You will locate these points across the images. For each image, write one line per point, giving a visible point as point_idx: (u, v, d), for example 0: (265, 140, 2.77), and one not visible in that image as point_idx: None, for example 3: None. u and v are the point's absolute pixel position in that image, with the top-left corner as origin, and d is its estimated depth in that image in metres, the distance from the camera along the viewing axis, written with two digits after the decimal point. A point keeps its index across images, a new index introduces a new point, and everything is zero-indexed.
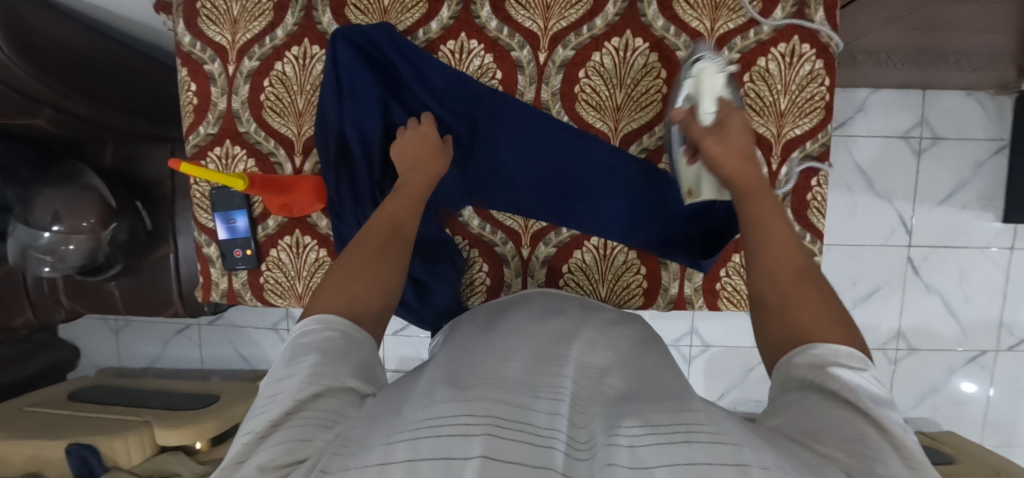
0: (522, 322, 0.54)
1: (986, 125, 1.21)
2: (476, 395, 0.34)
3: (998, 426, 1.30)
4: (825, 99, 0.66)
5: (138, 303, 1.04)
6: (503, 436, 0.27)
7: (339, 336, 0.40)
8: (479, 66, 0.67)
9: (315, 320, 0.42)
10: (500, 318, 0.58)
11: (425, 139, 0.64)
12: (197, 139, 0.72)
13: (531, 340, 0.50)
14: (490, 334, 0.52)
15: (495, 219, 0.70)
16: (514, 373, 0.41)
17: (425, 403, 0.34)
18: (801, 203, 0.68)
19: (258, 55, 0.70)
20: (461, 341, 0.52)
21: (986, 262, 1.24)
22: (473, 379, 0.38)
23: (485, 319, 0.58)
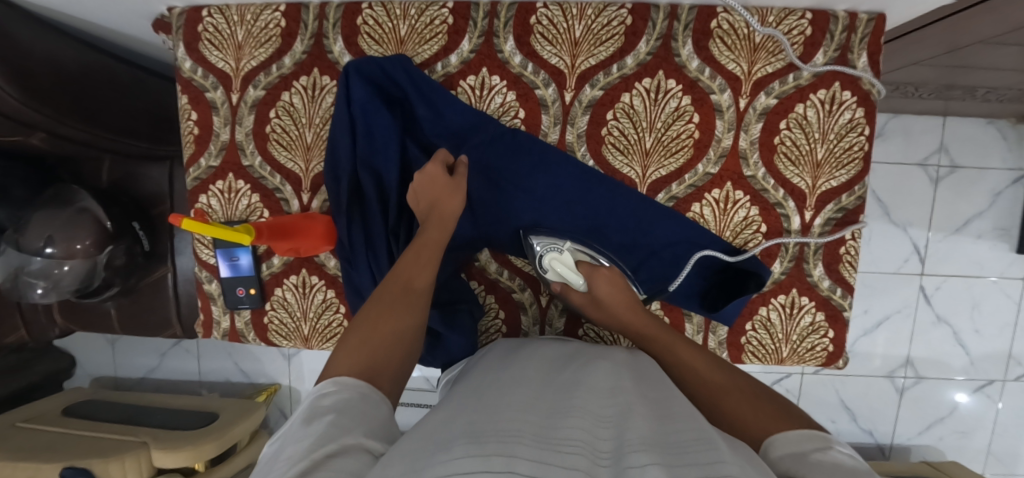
0: (535, 363, 0.50)
1: (1005, 154, 1.19)
2: (491, 443, 0.30)
3: (1000, 455, 1.30)
4: (864, 150, 0.63)
5: (133, 324, 1.00)
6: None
7: (352, 398, 0.40)
8: (501, 103, 0.63)
9: (332, 381, 0.42)
10: (515, 356, 0.53)
11: (437, 179, 0.60)
12: (197, 171, 0.68)
13: (550, 380, 0.45)
14: (505, 373, 0.47)
15: (513, 265, 0.67)
16: (527, 413, 0.36)
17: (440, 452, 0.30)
18: (834, 255, 0.65)
19: (264, 84, 0.65)
20: (473, 383, 0.47)
21: (998, 293, 1.23)
22: (488, 423, 0.34)
23: (499, 358, 0.53)
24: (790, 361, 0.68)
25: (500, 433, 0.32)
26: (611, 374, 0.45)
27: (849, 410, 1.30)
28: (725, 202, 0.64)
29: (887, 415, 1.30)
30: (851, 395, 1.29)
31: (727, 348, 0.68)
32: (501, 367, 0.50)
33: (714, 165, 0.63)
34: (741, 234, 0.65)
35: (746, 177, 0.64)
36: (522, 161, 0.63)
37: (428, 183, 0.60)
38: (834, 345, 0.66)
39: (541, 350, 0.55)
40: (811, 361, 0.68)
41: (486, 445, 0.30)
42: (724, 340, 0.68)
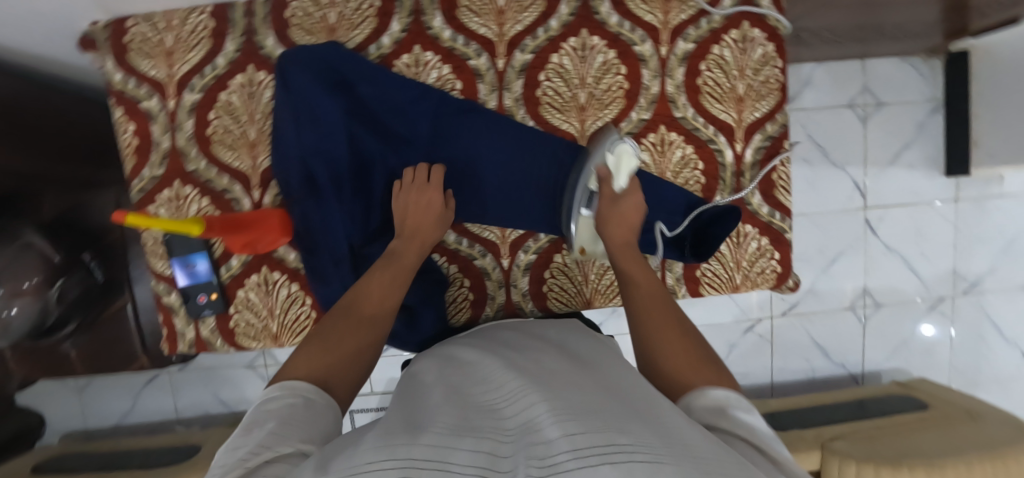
0: (490, 357, 0.51)
1: (922, 87, 1.28)
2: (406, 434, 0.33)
3: (962, 367, 1.39)
4: (779, 81, 0.68)
5: (98, 362, 0.97)
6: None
7: (298, 403, 0.40)
8: (438, 78, 0.65)
9: (282, 386, 0.42)
10: (446, 357, 0.56)
11: (428, 205, 0.62)
12: (142, 183, 0.67)
13: (472, 372, 0.49)
14: (434, 374, 0.51)
15: (472, 232, 0.68)
16: (453, 404, 0.40)
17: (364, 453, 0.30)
18: (768, 183, 0.69)
19: (200, 87, 0.66)
20: (403, 389, 0.51)
21: (936, 216, 1.32)
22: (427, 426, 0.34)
23: (432, 358, 0.57)
24: (745, 287, 0.71)
25: (425, 424, 0.35)
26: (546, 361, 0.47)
27: (820, 346, 1.36)
28: (666, 143, 0.68)
29: (855, 345, 1.37)
30: (820, 331, 1.35)
31: (685, 283, 0.71)
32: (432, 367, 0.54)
33: (647, 111, 0.67)
34: (681, 173, 0.69)
35: (678, 119, 0.68)
36: (469, 129, 0.66)
37: (413, 210, 0.61)
38: (781, 266, 0.71)
39: (466, 344, 0.59)
40: (764, 284, 0.72)
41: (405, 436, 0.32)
42: (681, 275, 0.71)
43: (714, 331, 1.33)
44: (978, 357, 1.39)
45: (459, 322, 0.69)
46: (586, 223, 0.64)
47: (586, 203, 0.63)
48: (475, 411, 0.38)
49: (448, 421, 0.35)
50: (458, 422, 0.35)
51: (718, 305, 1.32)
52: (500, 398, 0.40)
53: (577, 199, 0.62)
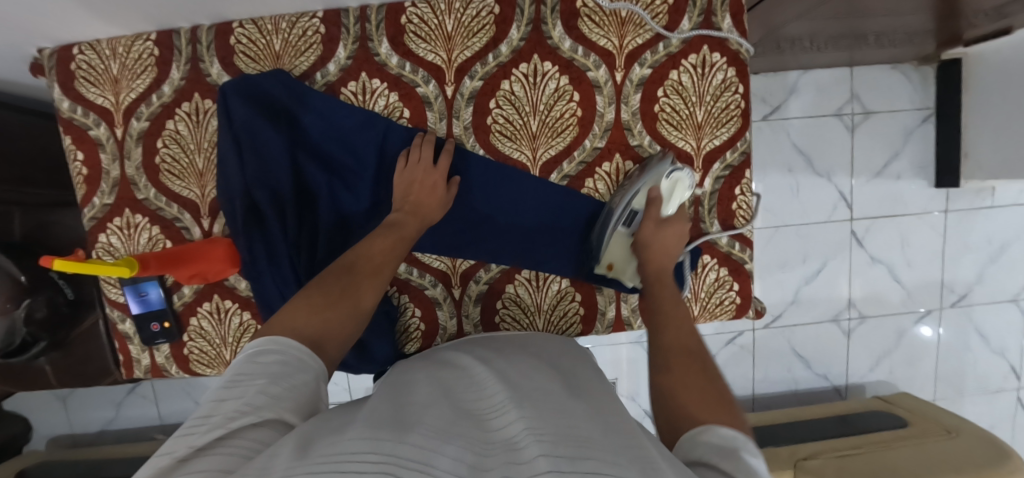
0: (478, 364, 0.50)
1: (912, 95, 1.24)
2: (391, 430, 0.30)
3: (947, 379, 1.37)
4: (740, 107, 0.65)
5: (71, 375, 0.98)
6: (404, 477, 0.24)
7: (287, 364, 0.37)
8: (385, 105, 0.64)
9: (274, 343, 0.39)
10: (437, 361, 0.53)
11: (431, 188, 0.60)
12: (92, 211, 0.67)
13: (461, 378, 0.47)
14: (422, 376, 0.48)
15: (422, 262, 0.67)
16: (439, 406, 0.37)
17: (344, 437, 0.28)
18: (727, 213, 0.67)
19: (147, 115, 0.65)
20: (387, 387, 0.48)
21: (924, 227, 1.29)
22: (409, 420, 0.33)
23: (417, 365, 0.54)
24: (703, 318, 0.70)
25: (408, 422, 0.32)
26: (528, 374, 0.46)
27: (802, 358, 1.35)
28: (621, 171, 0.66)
29: (838, 357, 1.35)
30: (803, 343, 1.34)
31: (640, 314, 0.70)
32: (421, 370, 0.51)
33: (601, 139, 0.65)
34: None
35: (633, 147, 0.66)
36: None
37: (417, 189, 0.60)
38: (740, 296, 0.69)
39: (457, 351, 0.56)
40: (723, 315, 0.70)
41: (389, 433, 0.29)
42: (637, 306, 0.70)
43: None
44: (964, 370, 1.37)
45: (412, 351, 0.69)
46: (620, 241, 0.65)
47: (625, 221, 0.64)
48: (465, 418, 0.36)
49: (432, 422, 0.33)
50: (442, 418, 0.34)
51: None
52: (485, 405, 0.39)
53: (617, 216, 0.63)
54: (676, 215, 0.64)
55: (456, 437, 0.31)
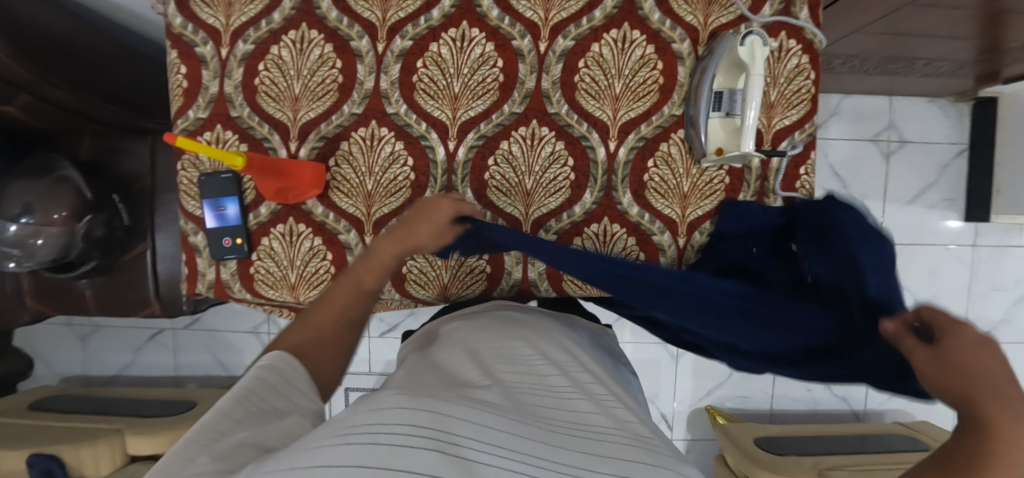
0: (526, 346, 0.52)
1: (948, 129, 1.29)
2: (438, 398, 0.34)
3: None
4: (811, 92, 0.69)
5: (109, 304, 0.98)
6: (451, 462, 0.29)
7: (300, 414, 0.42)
8: (480, 54, 0.68)
9: (280, 356, 0.45)
10: (459, 327, 0.58)
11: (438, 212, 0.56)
12: (185, 123, 0.70)
13: (495, 347, 0.52)
14: (455, 346, 0.53)
15: (496, 206, 0.70)
16: (486, 384, 0.43)
17: (380, 400, 0.34)
18: (790, 188, 0.70)
19: (253, 38, 0.68)
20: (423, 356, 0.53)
21: (952, 260, 1.31)
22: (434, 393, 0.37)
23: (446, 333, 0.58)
24: None
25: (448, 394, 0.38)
26: (560, 367, 0.50)
27: None
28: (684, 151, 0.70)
29: None
30: None
31: None
32: (451, 338, 0.56)
33: (678, 108, 0.69)
34: (707, 171, 0.70)
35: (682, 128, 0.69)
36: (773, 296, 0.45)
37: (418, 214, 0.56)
38: None
39: (495, 314, 0.61)
40: None
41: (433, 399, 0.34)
42: None
43: None
44: None
45: (426, 295, 0.73)
46: (718, 125, 0.65)
47: (714, 105, 0.65)
48: (518, 402, 0.42)
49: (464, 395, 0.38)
50: (498, 402, 0.40)
51: None
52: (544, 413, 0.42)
53: (705, 104, 0.65)
54: (761, 77, 0.59)
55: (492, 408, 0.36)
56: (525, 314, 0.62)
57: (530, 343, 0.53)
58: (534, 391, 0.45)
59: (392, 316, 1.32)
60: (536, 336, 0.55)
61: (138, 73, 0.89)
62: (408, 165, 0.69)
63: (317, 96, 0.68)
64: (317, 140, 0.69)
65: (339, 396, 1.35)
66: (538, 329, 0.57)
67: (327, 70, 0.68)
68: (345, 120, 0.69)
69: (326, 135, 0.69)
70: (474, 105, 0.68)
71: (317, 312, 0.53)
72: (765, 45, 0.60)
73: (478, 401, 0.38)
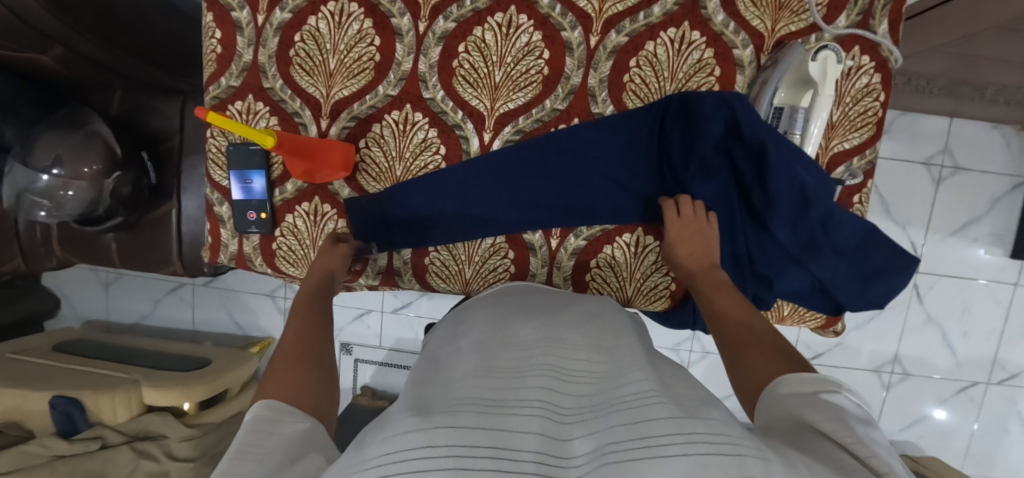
0: (535, 334, 0.50)
1: (1006, 160, 1.20)
2: (444, 413, 0.33)
3: (979, 458, 1.32)
4: (878, 115, 0.64)
5: (134, 259, 1.00)
6: (480, 467, 0.27)
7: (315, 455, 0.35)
8: (526, 43, 0.63)
9: (265, 405, 0.40)
10: (467, 320, 0.58)
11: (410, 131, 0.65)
12: (217, 91, 0.68)
13: (499, 340, 0.50)
14: (462, 343, 0.52)
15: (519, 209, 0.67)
16: (484, 379, 0.41)
17: (390, 430, 0.32)
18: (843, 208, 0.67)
19: (290, 7, 0.65)
20: (428, 359, 0.52)
21: (988, 298, 1.25)
22: (439, 405, 0.35)
23: (454, 329, 0.57)
24: (790, 321, 0.70)
25: (459, 405, 0.35)
26: (574, 348, 0.48)
27: None
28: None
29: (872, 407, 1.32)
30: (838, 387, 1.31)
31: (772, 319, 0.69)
32: (459, 335, 0.55)
33: None
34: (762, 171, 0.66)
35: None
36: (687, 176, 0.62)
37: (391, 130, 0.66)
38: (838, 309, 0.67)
39: (504, 303, 0.60)
40: (811, 322, 0.69)
41: (440, 416, 0.32)
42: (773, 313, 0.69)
43: None
44: (999, 452, 1.32)
45: (446, 288, 0.72)
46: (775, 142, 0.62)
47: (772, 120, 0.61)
48: (497, 376, 0.41)
49: (481, 399, 0.37)
50: (497, 393, 0.38)
51: None
52: (550, 395, 0.39)
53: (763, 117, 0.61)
54: (829, 99, 0.58)
55: (522, 410, 0.35)
56: (537, 298, 0.61)
57: (539, 333, 0.50)
58: (534, 373, 0.42)
59: (405, 294, 1.32)
60: (549, 325, 0.53)
61: (172, 32, 0.85)
62: (439, 153, 0.66)
63: (352, 73, 0.66)
64: (348, 120, 0.67)
65: (348, 367, 1.37)
66: (549, 317, 0.55)
67: (364, 46, 0.65)
68: (379, 101, 0.66)
69: (358, 115, 0.67)
70: (514, 97, 0.65)
71: (282, 350, 0.49)
72: (840, 60, 0.57)
73: (489, 404, 0.36)
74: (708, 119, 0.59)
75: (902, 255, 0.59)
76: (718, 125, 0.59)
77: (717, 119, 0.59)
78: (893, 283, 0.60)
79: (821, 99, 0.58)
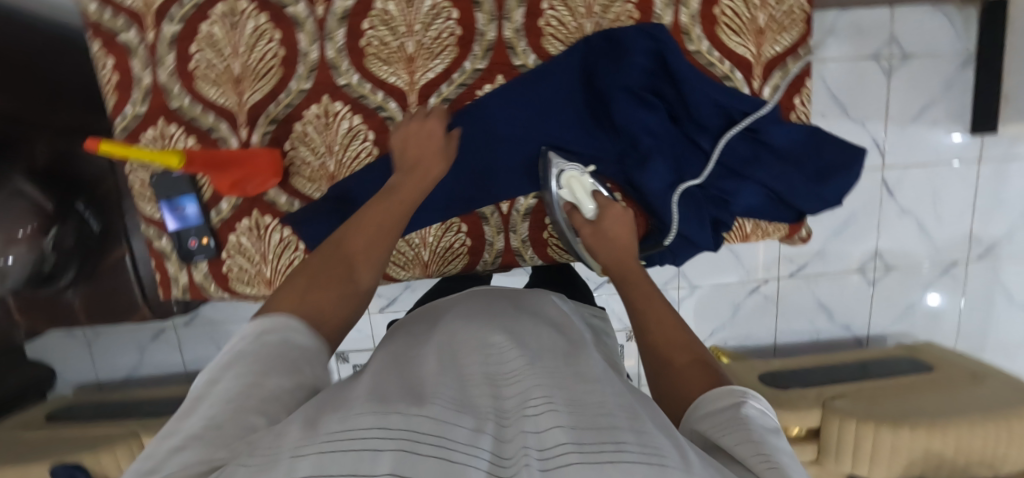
0: (509, 316, 0.46)
1: (953, 38, 1.19)
2: (399, 399, 0.29)
3: (970, 331, 1.36)
4: (804, 11, 0.62)
5: (102, 311, 0.96)
6: (421, 453, 0.23)
7: (302, 380, 0.34)
8: (432, 6, 0.60)
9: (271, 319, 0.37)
10: (440, 303, 0.55)
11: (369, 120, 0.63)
12: (124, 121, 0.64)
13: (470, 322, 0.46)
14: (431, 325, 0.48)
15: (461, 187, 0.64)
16: (444, 365, 0.38)
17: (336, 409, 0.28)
18: (789, 96, 0.65)
19: (179, 17, 0.61)
20: (392, 336, 0.48)
21: (956, 178, 1.26)
22: (396, 389, 0.31)
23: (423, 310, 0.54)
24: (755, 237, 0.68)
25: (423, 396, 0.31)
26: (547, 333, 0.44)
27: (826, 309, 1.34)
28: (703, 64, 0.63)
29: (862, 306, 1.34)
30: (826, 293, 1.32)
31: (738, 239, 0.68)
32: (433, 315, 0.51)
33: (668, 12, 0.61)
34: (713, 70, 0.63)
35: (691, 52, 0.63)
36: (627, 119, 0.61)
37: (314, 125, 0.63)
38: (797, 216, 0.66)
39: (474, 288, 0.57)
40: (775, 234, 0.68)
41: (396, 400, 0.29)
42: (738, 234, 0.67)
43: (718, 291, 1.30)
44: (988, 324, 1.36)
45: (408, 275, 0.68)
46: None
47: None
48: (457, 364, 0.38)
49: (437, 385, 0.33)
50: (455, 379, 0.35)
51: (723, 265, 1.28)
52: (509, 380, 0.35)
53: None
54: None
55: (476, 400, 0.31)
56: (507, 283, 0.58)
57: (512, 314, 0.47)
58: (498, 358, 0.39)
59: (389, 291, 1.30)
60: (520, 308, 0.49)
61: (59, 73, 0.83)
62: (369, 140, 0.64)
63: (258, 74, 0.62)
64: (267, 124, 0.64)
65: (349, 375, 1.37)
66: (522, 300, 0.51)
67: (264, 43, 0.61)
68: (294, 99, 0.63)
69: (276, 117, 0.64)
70: (432, 65, 0.62)
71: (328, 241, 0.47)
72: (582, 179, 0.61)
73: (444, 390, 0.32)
74: (634, 50, 0.58)
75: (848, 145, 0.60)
76: (642, 58, 0.59)
77: (644, 52, 0.58)
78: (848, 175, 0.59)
79: (603, 207, 0.60)
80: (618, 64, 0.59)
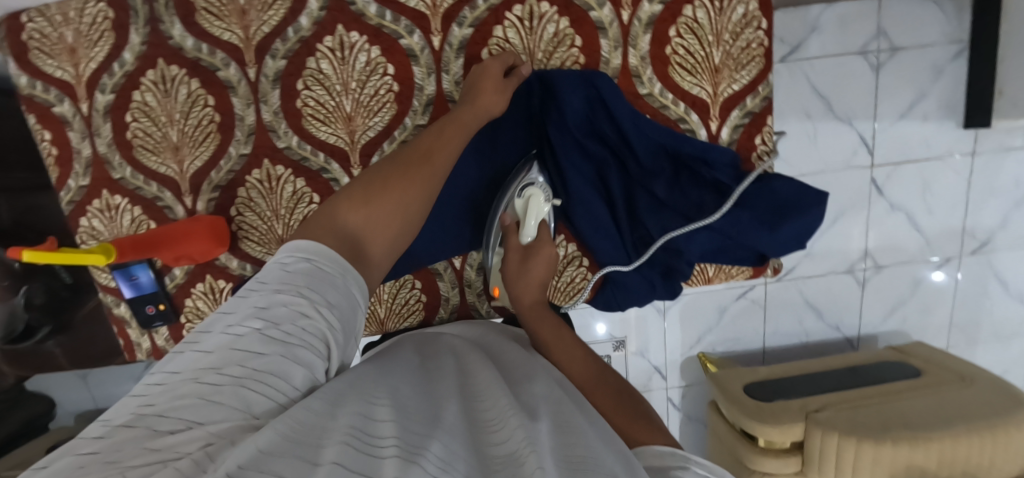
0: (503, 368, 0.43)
1: (943, 29, 1.01)
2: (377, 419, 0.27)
3: (963, 325, 1.22)
4: (763, 45, 0.58)
5: (84, 359, 0.93)
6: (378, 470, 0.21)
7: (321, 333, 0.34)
8: (366, 62, 0.58)
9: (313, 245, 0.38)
10: (436, 339, 0.52)
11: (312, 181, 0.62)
12: (70, 194, 0.63)
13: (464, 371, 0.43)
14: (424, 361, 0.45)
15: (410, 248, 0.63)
16: (431, 398, 0.35)
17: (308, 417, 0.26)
18: (750, 137, 0.62)
19: (110, 86, 0.59)
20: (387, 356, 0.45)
21: (948, 172, 1.10)
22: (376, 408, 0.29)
23: (418, 342, 0.51)
24: (719, 279, 0.67)
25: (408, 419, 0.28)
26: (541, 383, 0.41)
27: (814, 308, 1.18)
28: (656, 107, 0.60)
29: (851, 303, 1.18)
30: (814, 291, 1.17)
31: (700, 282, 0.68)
32: (431, 350, 0.48)
33: (618, 54, 0.58)
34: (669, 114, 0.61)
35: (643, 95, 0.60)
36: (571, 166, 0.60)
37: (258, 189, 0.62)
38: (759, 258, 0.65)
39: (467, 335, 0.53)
40: (740, 275, 0.67)
41: (372, 419, 0.27)
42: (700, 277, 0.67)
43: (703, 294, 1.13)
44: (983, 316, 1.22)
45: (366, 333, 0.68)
46: None
47: None
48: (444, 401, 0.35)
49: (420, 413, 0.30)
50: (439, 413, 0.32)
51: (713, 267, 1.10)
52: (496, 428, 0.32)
53: None
54: None
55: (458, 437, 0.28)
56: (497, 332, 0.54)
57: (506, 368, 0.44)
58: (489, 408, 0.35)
59: None
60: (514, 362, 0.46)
61: None
62: (314, 203, 0.63)
63: (197, 140, 0.61)
64: (211, 190, 0.62)
65: None
66: (515, 354, 0.48)
67: (199, 110, 0.60)
68: (235, 164, 0.61)
69: (219, 183, 0.62)
70: (372, 123, 0.60)
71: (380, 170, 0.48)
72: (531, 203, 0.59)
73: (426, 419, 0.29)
74: (569, 93, 0.56)
75: (807, 188, 0.57)
76: (580, 102, 0.57)
77: (578, 95, 0.56)
78: (806, 220, 0.56)
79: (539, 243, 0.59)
80: (554, 110, 0.57)
